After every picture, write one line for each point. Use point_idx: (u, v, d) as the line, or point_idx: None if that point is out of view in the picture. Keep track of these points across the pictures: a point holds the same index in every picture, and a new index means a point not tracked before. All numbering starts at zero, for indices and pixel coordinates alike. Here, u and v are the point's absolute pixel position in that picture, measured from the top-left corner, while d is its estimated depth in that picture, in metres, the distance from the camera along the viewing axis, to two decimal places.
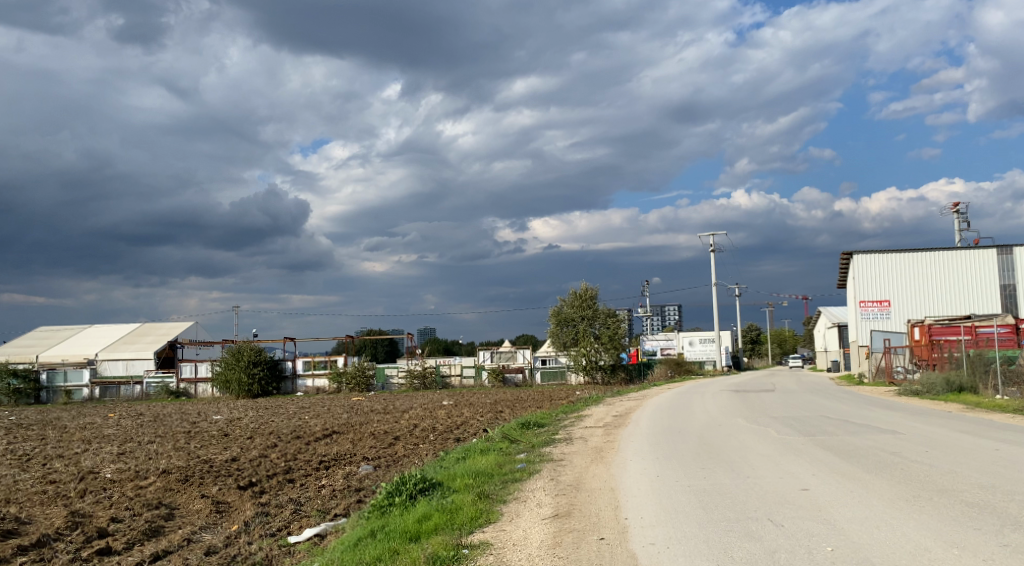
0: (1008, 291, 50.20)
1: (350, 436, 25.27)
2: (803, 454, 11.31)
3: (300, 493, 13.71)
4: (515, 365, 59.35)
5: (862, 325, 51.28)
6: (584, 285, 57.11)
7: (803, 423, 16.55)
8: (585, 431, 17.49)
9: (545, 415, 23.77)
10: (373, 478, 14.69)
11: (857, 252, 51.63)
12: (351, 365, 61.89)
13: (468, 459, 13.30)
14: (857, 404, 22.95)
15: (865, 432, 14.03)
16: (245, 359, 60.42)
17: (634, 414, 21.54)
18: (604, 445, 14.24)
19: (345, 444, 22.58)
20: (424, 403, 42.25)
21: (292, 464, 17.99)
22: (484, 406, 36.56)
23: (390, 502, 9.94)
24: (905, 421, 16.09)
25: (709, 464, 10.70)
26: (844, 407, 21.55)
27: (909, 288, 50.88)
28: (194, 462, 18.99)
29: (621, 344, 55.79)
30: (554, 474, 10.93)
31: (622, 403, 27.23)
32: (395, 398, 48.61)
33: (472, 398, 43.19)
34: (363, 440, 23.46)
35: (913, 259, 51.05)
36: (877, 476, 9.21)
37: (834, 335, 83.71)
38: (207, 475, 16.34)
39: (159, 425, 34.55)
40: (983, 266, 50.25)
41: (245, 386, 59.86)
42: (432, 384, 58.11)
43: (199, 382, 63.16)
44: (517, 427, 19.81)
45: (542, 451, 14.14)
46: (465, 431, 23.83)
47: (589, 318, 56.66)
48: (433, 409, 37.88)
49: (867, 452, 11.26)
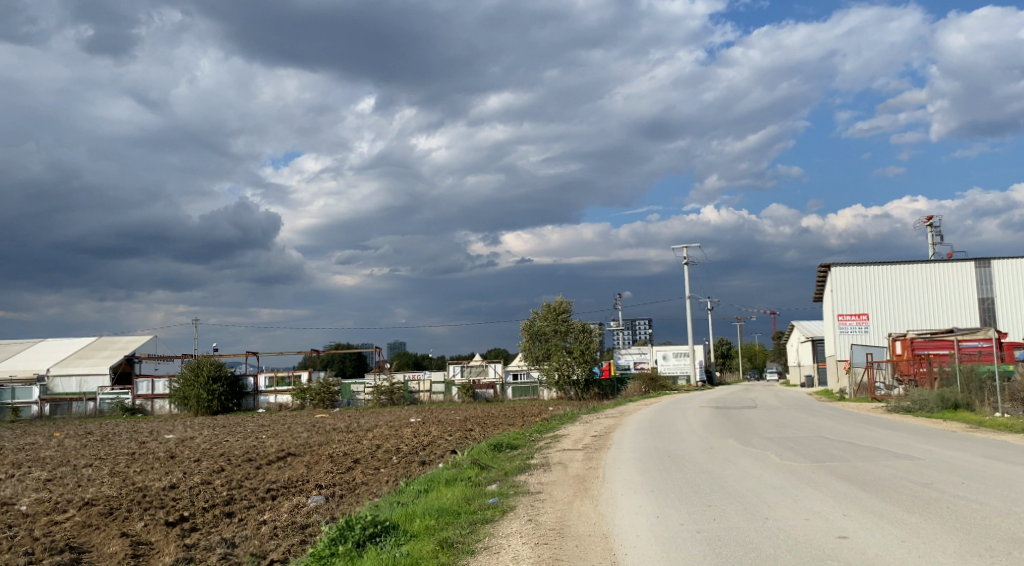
0: (987, 304, 49.45)
1: (305, 458, 23.39)
2: (820, 486, 9.71)
3: (236, 531, 11.87)
4: (486, 380, 57.43)
5: (840, 339, 50.01)
6: (558, 299, 55.49)
7: (801, 444, 15.04)
8: (563, 455, 15.85)
9: (518, 435, 21.98)
10: (322, 512, 12.88)
11: (834, 264, 50.54)
12: (315, 381, 59.69)
13: (429, 492, 11.54)
14: (851, 422, 21.49)
15: (877, 456, 12.53)
16: (205, 375, 57.96)
17: (614, 433, 19.94)
18: (585, 473, 12.57)
19: (300, 469, 20.69)
20: (391, 421, 40.31)
21: (234, 493, 16.11)
22: (453, 424, 34.73)
23: (332, 552, 8.17)
24: (914, 443, 14.62)
25: (715, 500, 9.07)
26: (837, 424, 20.10)
27: (887, 301, 49.84)
28: (126, 491, 17.02)
29: (592, 358, 54.00)
30: (531, 514, 9.21)
31: (600, 421, 25.57)
32: (361, 416, 46.51)
33: (441, 415, 41.29)
34: (319, 464, 21.54)
35: (890, 272, 50.06)
36: (920, 516, 7.63)
37: (807, 350, 83.02)
38: (134, 507, 14.45)
39: (105, 445, 32.24)
40: (961, 279, 49.50)
41: (203, 403, 57.42)
42: (400, 400, 56.19)
43: (156, 398, 60.58)
44: (488, 451, 18.09)
45: (515, 481, 12.45)
46: (430, 454, 22.03)
47: (561, 333, 55.08)
48: (399, 427, 35.92)
49: (895, 483, 9.66)
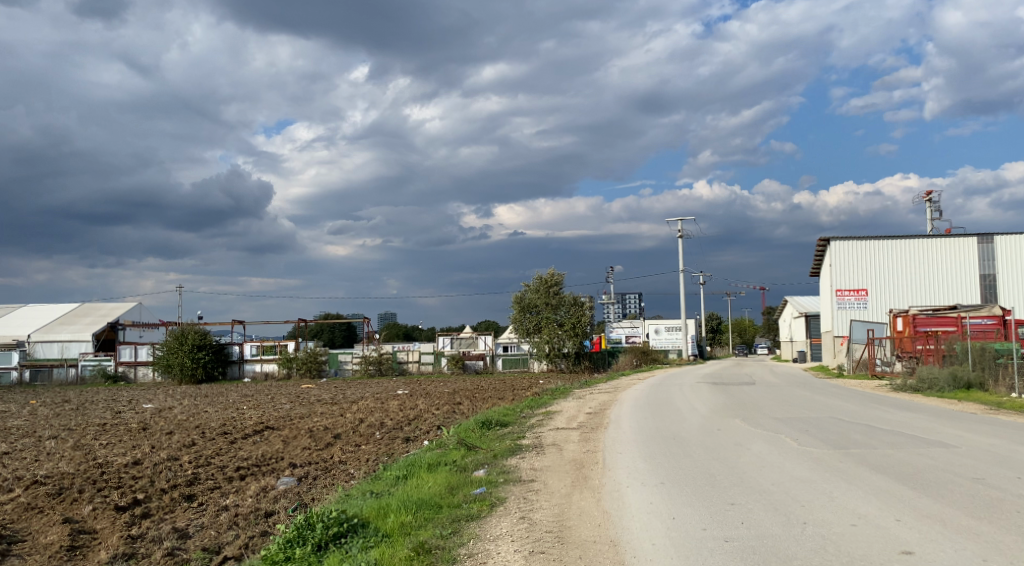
0: (988, 282, 48.39)
1: (282, 432, 22.17)
2: (856, 483, 8.53)
3: (193, 519, 10.62)
4: (476, 352, 56.37)
5: (838, 315, 48.91)
6: (550, 271, 54.14)
7: (817, 427, 13.85)
8: (555, 435, 14.63)
9: (507, 411, 20.70)
10: (292, 496, 11.65)
11: (834, 238, 49.34)
12: (302, 349, 58.56)
13: (408, 479, 10.25)
14: (856, 401, 20.38)
15: (904, 443, 11.35)
16: (189, 342, 56.65)
17: (610, 411, 18.71)
18: (583, 458, 11.34)
19: (276, 445, 19.47)
20: (378, 393, 39.13)
21: (200, 472, 14.87)
22: (441, 396, 33.54)
23: (286, 559, 6.94)
24: (938, 427, 13.46)
25: (739, 497, 7.87)
26: (845, 404, 18.98)
27: (887, 277, 48.73)
28: (82, 467, 15.71)
29: (584, 332, 53.08)
30: (523, 510, 7.97)
31: (593, 396, 24.48)
32: (347, 387, 45.35)
33: (429, 387, 40.19)
34: (296, 440, 20.30)
35: (891, 247, 48.90)
36: (989, 522, 6.50)
37: (801, 325, 82.16)
38: (86, 487, 13.17)
39: (78, 414, 30.93)
40: (962, 255, 48.39)
41: (187, 371, 56.18)
42: (388, 371, 55.06)
43: (139, 365, 59.35)
44: (476, 429, 16.87)
45: (505, 466, 11.21)
46: (415, 431, 20.82)
47: (552, 306, 53.84)
48: (385, 399, 34.71)
49: (942, 480, 8.46)
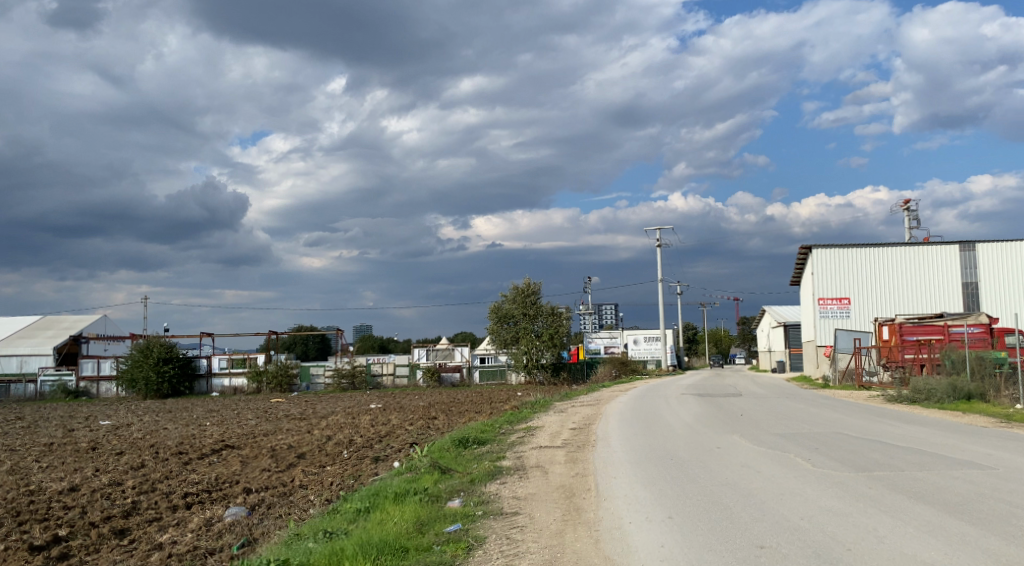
0: (971, 289, 47.59)
1: (243, 451, 20.59)
2: (900, 517, 7.34)
3: (121, 560, 9.14)
4: (452, 364, 54.81)
5: (821, 324, 47.91)
6: (527, 280, 52.84)
7: (826, 444, 12.62)
8: (539, 455, 13.25)
9: (485, 427, 19.29)
10: (238, 531, 10.18)
11: (816, 246, 48.38)
12: (272, 362, 56.75)
13: (369, 514, 8.83)
14: (854, 413, 19.23)
15: (931, 463, 10.16)
16: (154, 356, 54.67)
17: (596, 426, 17.40)
18: (572, 484, 9.98)
19: (233, 466, 17.92)
20: (349, 407, 37.59)
21: (142, 500, 13.33)
22: (415, 411, 32.05)
23: None
24: (957, 443, 12.30)
25: (769, 540, 6.61)
26: (844, 417, 17.82)
27: (869, 285, 47.91)
28: (10, 495, 14.02)
29: (562, 342, 51.81)
30: (508, 554, 6.59)
31: (575, 411, 23.09)
32: (319, 401, 43.69)
33: (403, 401, 38.58)
34: (256, 460, 18.72)
35: (874, 255, 48.07)
36: None
37: (779, 335, 81.34)
38: (6, 521, 11.60)
39: (28, 433, 29.11)
40: (944, 262, 47.68)
41: (153, 385, 54.21)
42: (361, 384, 53.37)
43: (102, 380, 57.26)
44: (449, 449, 15.46)
45: (484, 495, 9.79)
46: (386, 450, 19.35)
47: (530, 316, 52.51)
48: (356, 414, 33.15)
49: (1003, 515, 7.28)
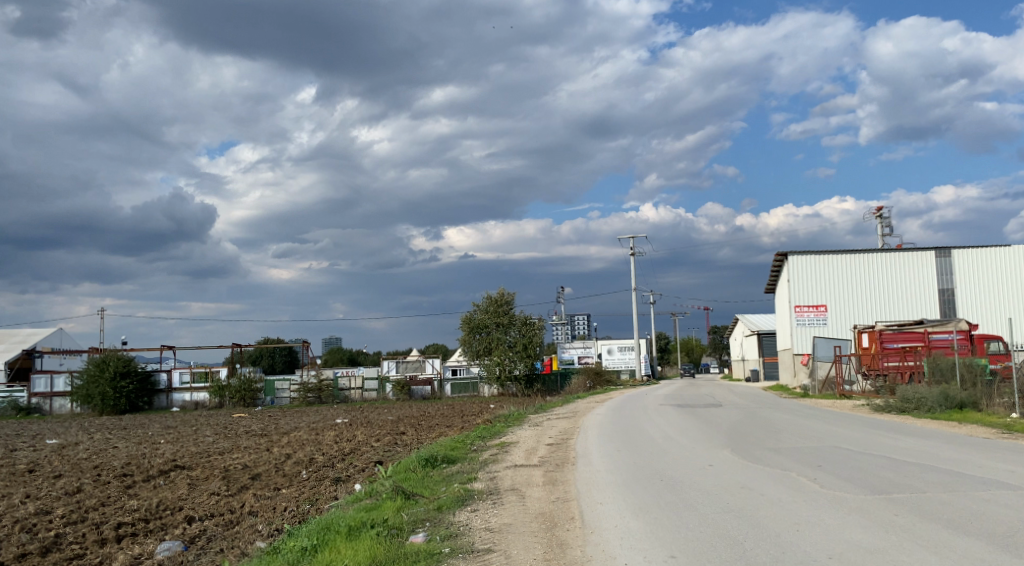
0: (947, 296, 47.16)
1: (194, 473, 19.08)
2: (943, 553, 6.21)
3: None
4: (422, 376, 53.33)
5: (798, 332, 47.14)
6: (498, 290, 51.61)
7: (829, 460, 11.43)
8: (513, 477, 11.95)
9: (456, 444, 18.03)
10: None
11: (792, 253, 47.68)
12: (236, 377, 54.88)
13: (314, 555, 7.54)
14: (844, 424, 18.17)
15: (954, 484, 9.00)
16: (111, 371, 52.63)
17: (574, 441, 16.17)
18: (553, 512, 8.76)
19: (179, 490, 16.46)
20: (314, 422, 36.01)
21: (66, 534, 11.86)
22: (382, 426, 30.61)
23: None
24: (970, 459, 11.23)
25: None
26: (836, 429, 16.73)
27: (845, 292, 47.27)
28: None
29: (535, 353, 50.62)
30: None
31: (553, 424, 21.84)
32: (283, 416, 42.10)
33: (371, 415, 37.03)
34: (205, 483, 17.25)
35: (850, 262, 47.50)
36: None
37: (753, 344, 80.75)
38: None
39: None
40: (920, 269, 47.22)
41: (110, 401, 52.15)
42: (328, 398, 51.78)
43: (55, 396, 55.12)
44: (415, 471, 14.15)
45: (452, 528, 8.49)
46: (349, 469, 17.99)
47: (502, 326, 51.21)
48: (320, 430, 31.56)
49: None
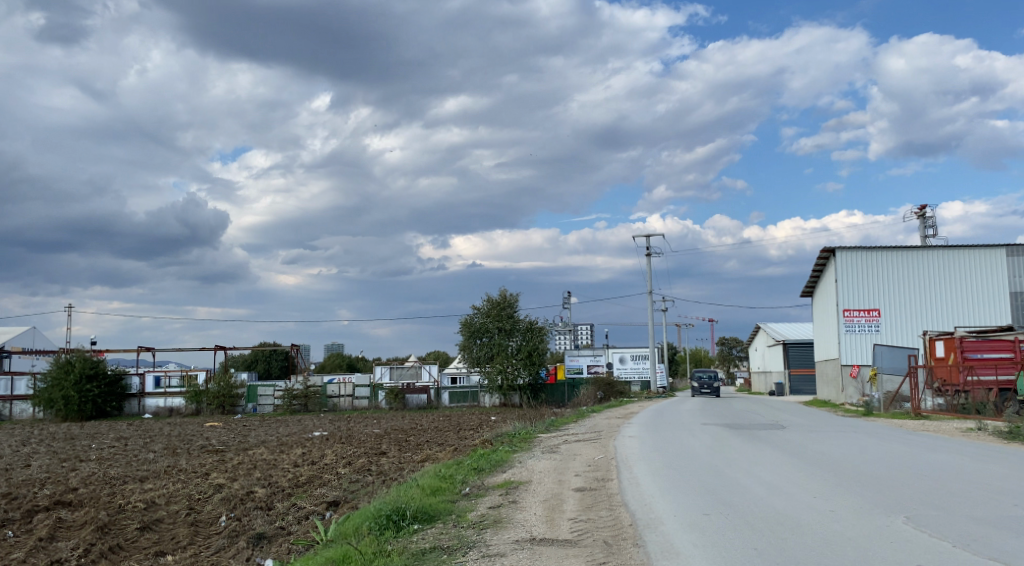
0: (1019, 300, 41.27)
1: (72, 517, 13.34)
2: None
3: None
4: (418, 385, 47.57)
5: (846, 340, 41.20)
6: (503, 290, 45.91)
7: None
8: None
9: (442, 481, 12.21)
10: None
11: (840, 250, 41.76)
12: (214, 381, 49.34)
13: None
14: (988, 458, 12.62)
15: None
16: (76, 374, 47.09)
17: (621, 490, 10.38)
18: None
19: (12, 554, 10.69)
20: (284, 437, 30.22)
21: None
22: (361, 442, 24.86)
23: None
24: None
25: None
26: (1002, 469, 11.17)
27: (901, 295, 41.27)
28: None
29: (541, 361, 45.06)
30: None
31: (577, 451, 16.11)
32: (258, 426, 36.58)
33: (355, 428, 31.27)
34: (65, 538, 11.55)
35: (907, 261, 41.47)
36: None
37: (777, 354, 74.50)
38: None
39: None
40: (989, 268, 41.24)
41: (73, 407, 46.72)
42: (315, 407, 46.30)
43: (16, 400, 49.54)
44: (362, 543, 8.45)
45: None
46: (284, 517, 12.27)
47: (505, 331, 45.46)
48: (287, 447, 25.84)
49: None
